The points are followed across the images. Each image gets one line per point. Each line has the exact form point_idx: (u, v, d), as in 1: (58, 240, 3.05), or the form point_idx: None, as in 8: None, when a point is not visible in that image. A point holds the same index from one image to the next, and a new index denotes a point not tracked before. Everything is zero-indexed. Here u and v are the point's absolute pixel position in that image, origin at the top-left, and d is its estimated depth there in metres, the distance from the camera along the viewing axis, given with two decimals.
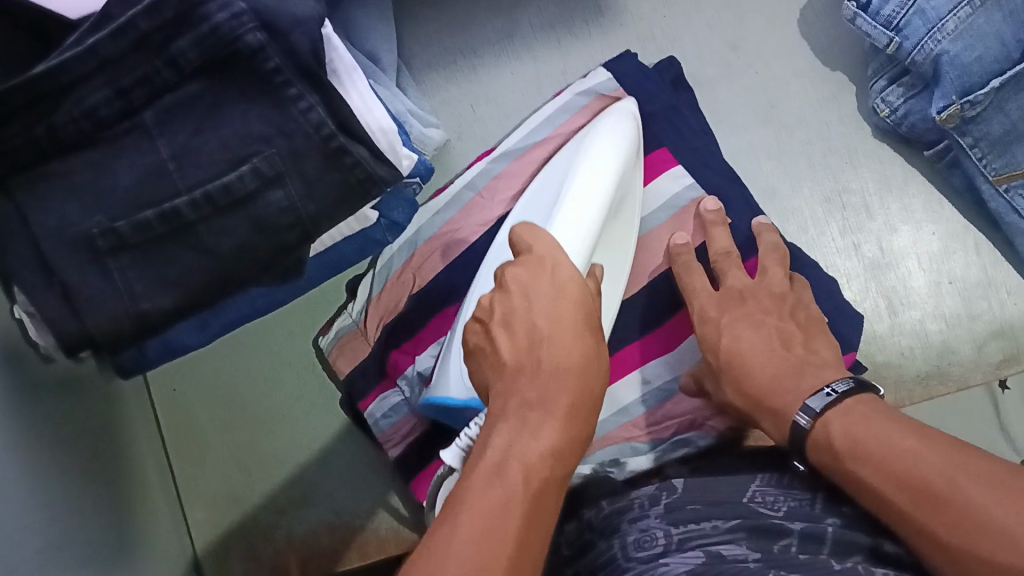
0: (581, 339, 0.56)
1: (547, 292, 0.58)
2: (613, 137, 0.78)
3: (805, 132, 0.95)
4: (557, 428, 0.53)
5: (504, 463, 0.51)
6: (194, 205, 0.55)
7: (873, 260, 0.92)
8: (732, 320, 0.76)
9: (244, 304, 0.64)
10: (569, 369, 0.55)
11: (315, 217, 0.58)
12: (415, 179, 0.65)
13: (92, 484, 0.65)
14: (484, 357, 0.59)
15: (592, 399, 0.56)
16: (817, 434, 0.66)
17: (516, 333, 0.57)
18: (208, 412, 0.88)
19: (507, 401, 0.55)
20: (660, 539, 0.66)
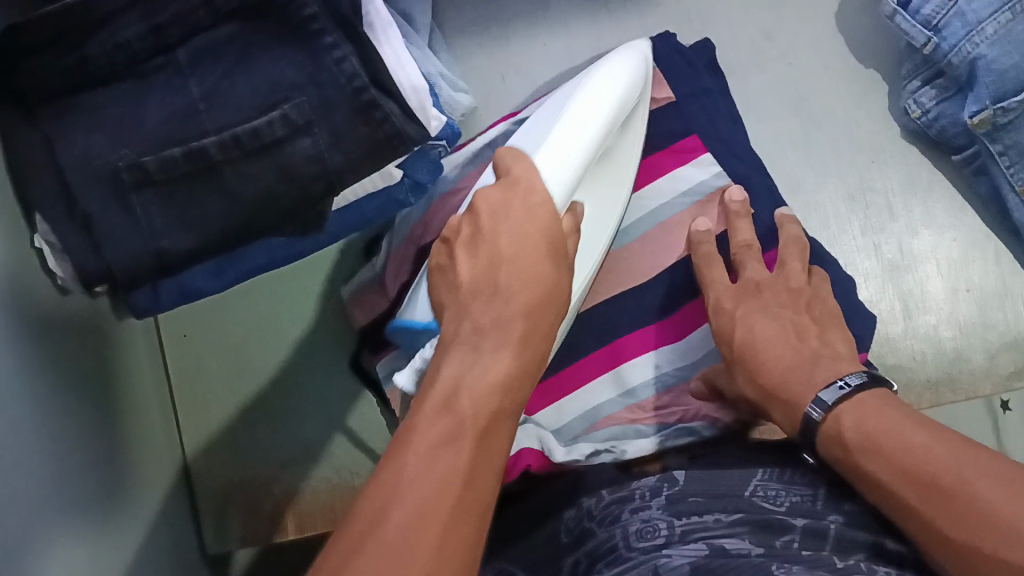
0: (541, 264, 0.54)
1: (515, 217, 0.56)
2: (624, 66, 0.69)
3: (837, 128, 0.88)
4: (510, 350, 0.50)
5: (454, 396, 0.47)
6: (222, 146, 0.55)
7: (893, 262, 0.86)
8: (748, 312, 0.69)
9: (261, 253, 0.63)
10: (529, 289, 0.53)
11: (340, 169, 0.58)
12: (442, 141, 0.64)
13: (100, 420, 0.65)
14: (443, 277, 0.57)
15: (545, 326, 0.54)
16: (828, 429, 0.59)
17: (477, 255, 0.55)
18: (216, 362, 0.85)
19: (459, 328, 0.52)
20: (661, 530, 0.59)
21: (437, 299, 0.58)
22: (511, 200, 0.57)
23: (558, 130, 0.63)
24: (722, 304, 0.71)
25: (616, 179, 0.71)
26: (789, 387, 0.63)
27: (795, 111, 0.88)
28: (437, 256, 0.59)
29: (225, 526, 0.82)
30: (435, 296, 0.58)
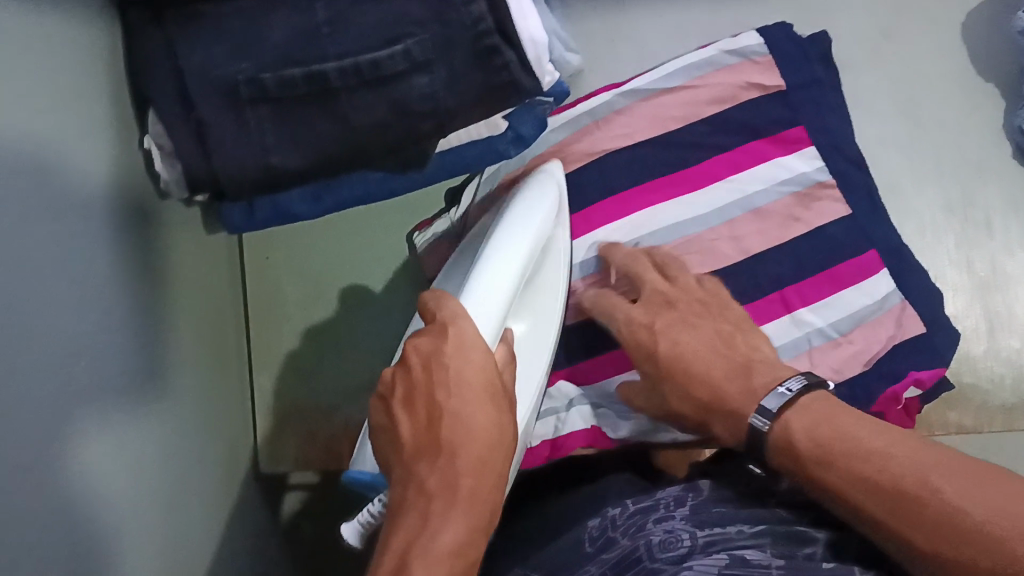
0: (484, 407, 0.47)
1: (453, 362, 0.48)
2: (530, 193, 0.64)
3: (944, 138, 0.84)
4: (461, 518, 0.44)
5: (404, 569, 0.41)
6: (342, 73, 0.55)
7: (985, 278, 0.81)
8: (665, 327, 0.61)
9: (358, 183, 0.64)
10: (471, 444, 0.45)
11: (451, 111, 0.58)
12: (550, 98, 0.65)
13: (192, 321, 0.66)
14: (384, 433, 0.50)
15: (496, 480, 0.46)
16: (783, 445, 0.52)
17: (418, 412, 0.48)
18: (293, 287, 0.83)
19: (406, 488, 0.46)
20: (685, 540, 0.53)
21: (381, 456, 0.50)
22: (444, 340, 0.49)
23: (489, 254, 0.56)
24: (630, 316, 0.63)
25: (555, 300, 0.64)
26: (717, 402, 0.57)
27: (902, 115, 0.85)
28: (374, 409, 0.51)
29: (280, 448, 0.80)
30: (377, 450, 0.51)
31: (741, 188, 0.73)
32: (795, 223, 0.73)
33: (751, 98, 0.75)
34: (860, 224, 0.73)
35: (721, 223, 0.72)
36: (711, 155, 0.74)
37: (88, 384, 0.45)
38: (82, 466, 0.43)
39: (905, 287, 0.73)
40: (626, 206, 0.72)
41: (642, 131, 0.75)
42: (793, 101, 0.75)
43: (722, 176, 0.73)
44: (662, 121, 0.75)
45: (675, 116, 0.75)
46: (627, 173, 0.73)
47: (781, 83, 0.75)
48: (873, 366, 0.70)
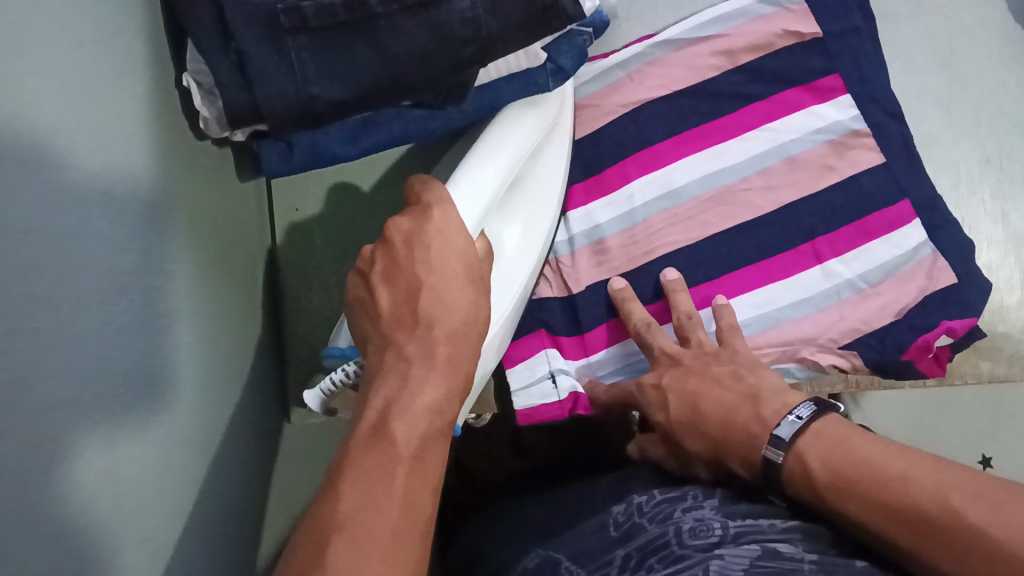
0: (463, 286, 0.49)
1: (434, 243, 0.50)
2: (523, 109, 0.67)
3: (983, 91, 0.83)
4: (438, 379, 0.45)
5: (386, 421, 0.43)
6: (385, 1, 0.55)
7: (1019, 231, 0.81)
8: (678, 378, 0.65)
9: (395, 123, 0.65)
10: (449, 315, 0.47)
11: (493, 37, 0.58)
12: (589, 29, 0.66)
13: (223, 265, 0.65)
14: (364, 308, 0.51)
15: (473, 350, 0.48)
16: (792, 484, 0.53)
17: (398, 285, 0.49)
18: (321, 239, 0.78)
19: (388, 355, 0.47)
20: (716, 529, 0.50)
21: (362, 336, 0.51)
22: (432, 219, 0.51)
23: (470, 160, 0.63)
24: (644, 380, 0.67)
25: (531, 222, 0.69)
26: (726, 445, 0.58)
27: (941, 69, 0.84)
28: (355, 288, 0.52)
29: (307, 401, 0.78)
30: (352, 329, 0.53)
31: (775, 137, 0.73)
32: (829, 172, 0.73)
33: (784, 47, 0.75)
34: (895, 174, 0.73)
35: (753, 173, 0.73)
36: (744, 106, 0.74)
37: (127, 312, 0.45)
38: (118, 382, 0.43)
39: (939, 240, 0.72)
40: (660, 160, 0.74)
41: (677, 82, 0.75)
42: (831, 50, 0.74)
43: (756, 125, 0.74)
44: (699, 70, 0.75)
45: (711, 65, 0.75)
46: (665, 123, 0.75)
47: (819, 31, 0.74)
48: (903, 317, 0.70)
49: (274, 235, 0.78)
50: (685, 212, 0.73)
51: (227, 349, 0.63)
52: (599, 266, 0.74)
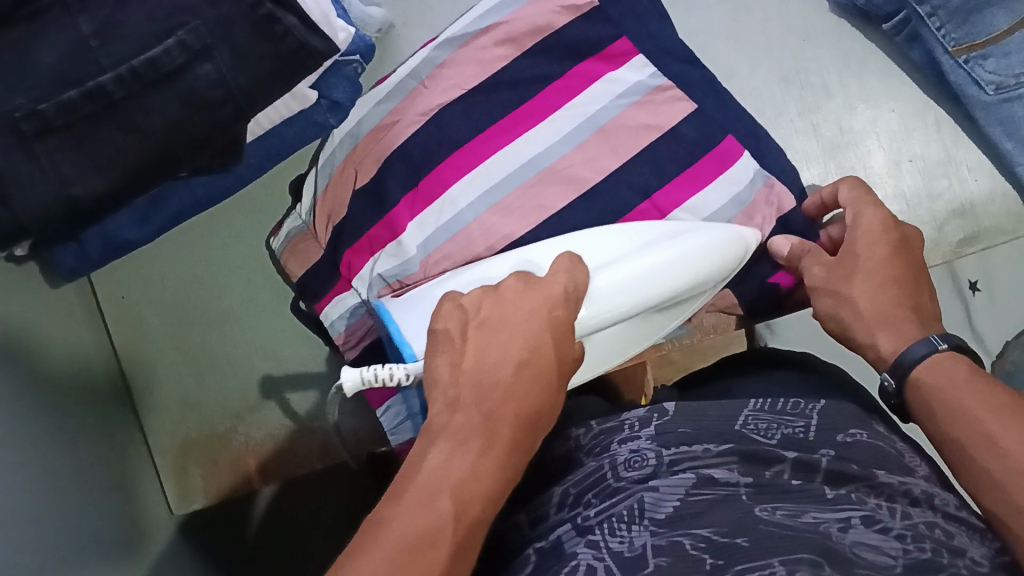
0: (546, 383, 0.47)
1: (527, 319, 0.50)
2: (706, 236, 0.62)
3: (769, 10, 0.73)
4: (495, 463, 0.43)
5: (435, 492, 0.40)
6: (120, 82, 0.52)
7: (833, 141, 0.72)
8: (906, 256, 0.56)
9: (185, 194, 0.64)
10: (527, 397, 0.46)
11: (247, 92, 0.56)
12: (356, 56, 0.62)
13: (59, 384, 0.62)
14: (448, 349, 0.49)
15: (529, 450, 0.46)
16: (926, 370, 0.50)
17: (489, 348, 0.48)
18: (158, 317, 0.76)
19: (451, 415, 0.45)
20: (651, 459, 0.50)
21: (429, 376, 0.49)
22: (549, 305, 0.52)
23: (627, 265, 0.59)
24: (870, 217, 0.57)
25: (645, 336, 0.65)
26: (887, 312, 0.54)
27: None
28: (444, 322, 0.51)
29: (187, 479, 0.75)
30: (425, 366, 0.50)
31: (582, 112, 0.69)
32: (645, 130, 0.69)
33: (566, 23, 0.69)
34: (711, 117, 0.68)
35: (571, 150, 0.68)
36: (545, 86, 0.69)
37: None
38: None
39: None
40: (475, 159, 0.69)
41: (472, 80, 0.70)
42: (612, 14, 0.69)
43: (560, 105, 0.69)
44: (488, 63, 0.69)
45: (499, 55, 0.69)
46: (465, 120, 0.69)
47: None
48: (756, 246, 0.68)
49: (110, 328, 0.75)
50: (512, 202, 0.68)
51: (83, 461, 0.61)
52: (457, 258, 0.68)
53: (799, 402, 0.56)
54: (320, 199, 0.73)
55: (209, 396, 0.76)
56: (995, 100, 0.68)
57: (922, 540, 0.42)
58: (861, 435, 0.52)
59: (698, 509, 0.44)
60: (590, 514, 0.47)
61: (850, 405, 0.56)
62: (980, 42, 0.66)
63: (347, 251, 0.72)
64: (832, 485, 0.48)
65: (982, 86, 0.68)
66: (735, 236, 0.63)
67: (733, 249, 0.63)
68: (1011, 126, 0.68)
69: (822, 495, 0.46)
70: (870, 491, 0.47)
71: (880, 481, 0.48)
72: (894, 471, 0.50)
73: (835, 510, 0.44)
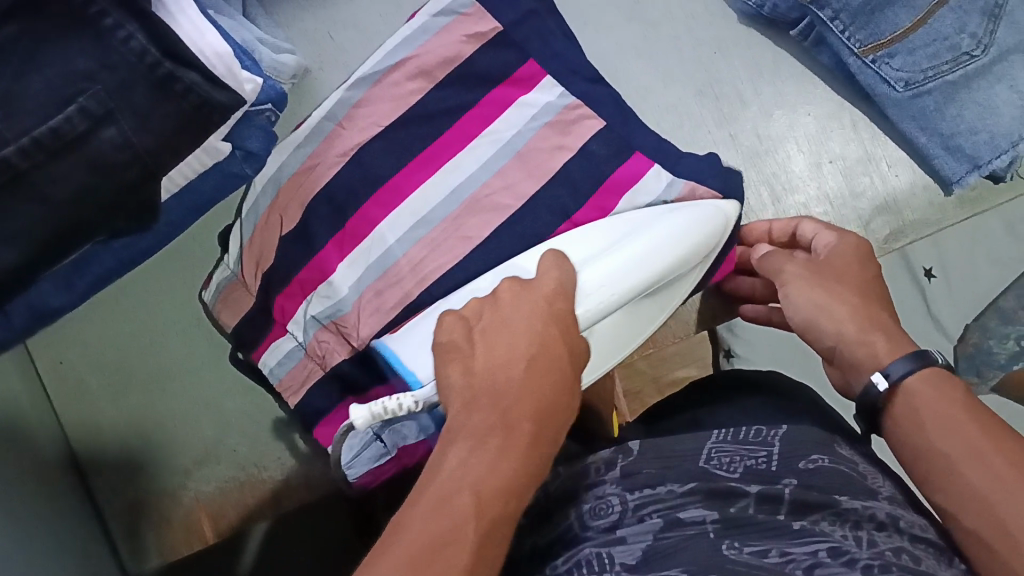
0: (555, 375, 0.49)
1: (525, 315, 0.51)
2: (688, 213, 0.60)
3: (676, 28, 0.76)
4: (514, 466, 0.43)
5: (453, 492, 0.41)
6: (24, 153, 0.51)
7: (752, 149, 0.75)
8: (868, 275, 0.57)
9: (108, 257, 0.64)
10: (535, 398, 0.47)
11: (153, 152, 0.56)
12: (267, 105, 0.63)
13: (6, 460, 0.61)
14: (456, 358, 0.50)
15: (550, 444, 0.47)
16: (915, 382, 0.51)
17: (496, 350, 0.49)
18: (98, 380, 0.76)
19: (469, 416, 0.46)
20: (616, 506, 0.50)
21: (443, 385, 0.49)
22: (550, 299, 0.53)
23: (615, 255, 0.57)
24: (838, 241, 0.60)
25: (645, 323, 0.61)
26: (874, 319, 0.54)
27: (628, 18, 0.76)
28: (448, 333, 0.52)
29: (141, 541, 0.75)
30: (438, 382, 0.50)
31: (499, 138, 0.69)
32: (560, 152, 0.69)
33: (473, 52, 0.70)
34: (623, 137, 0.69)
35: (490, 176, 0.69)
36: (460, 116, 0.70)
37: None
38: None
39: None
40: (397, 195, 0.69)
41: (386, 117, 0.70)
42: (517, 38, 0.70)
43: (476, 133, 0.70)
44: (402, 99, 0.70)
45: (412, 90, 0.70)
46: (388, 158, 0.70)
47: (497, 25, 0.70)
48: None
49: (49, 396, 0.75)
50: (437, 236, 0.68)
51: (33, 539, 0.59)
52: (393, 291, 0.68)
53: (762, 429, 0.54)
54: (246, 247, 0.73)
55: (160, 453, 0.76)
56: (905, 96, 0.70)
57: (889, 568, 0.40)
58: (824, 461, 0.50)
59: (668, 550, 0.44)
60: (561, 564, 0.48)
61: (814, 431, 0.53)
62: (885, 41, 0.69)
63: (279, 296, 0.72)
64: (798, 516, 0.46)
65: (891, 83, 0.70)
66: (715, 209, 0.62)
67: (715, 225, 0.61)
68: (924, 120, 0.70)
69: (788, 530, 0.44)
70: (836, 519, 0.45)
71: (845, 508, 0.46)
72: (857, 496, 0.48)
73: (803, 544, 0.43)
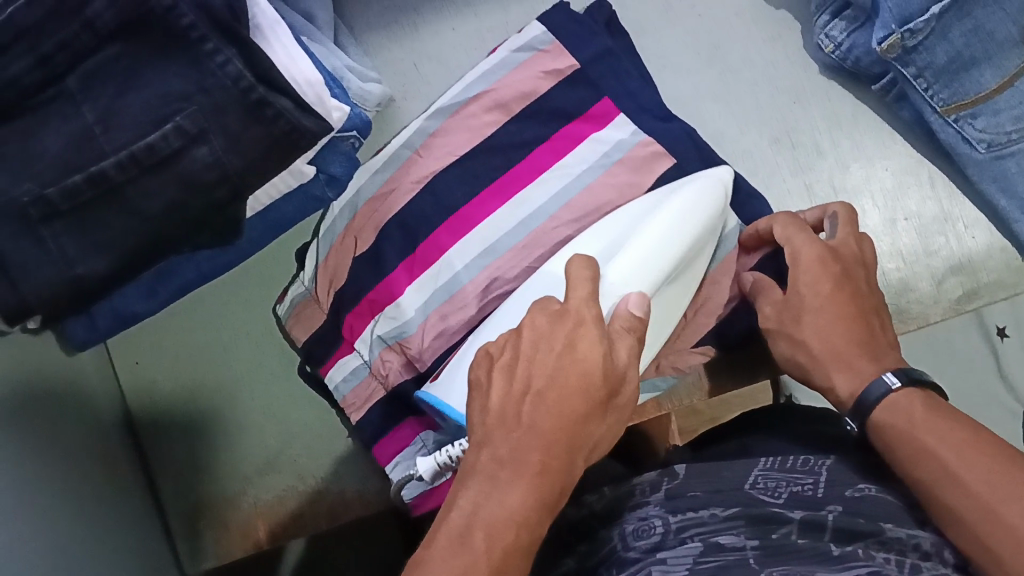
0: (578, 400, 0.46)
1: (550, 343, 0.48)
2: (685, 199, 0.63)
3: (756, 75, 0.77)
4: (527, 491, 0.43)
5: (465, 532, 0.42)
6: (120, 167, 0.54)
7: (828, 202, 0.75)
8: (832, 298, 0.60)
9: (189, 268, 0.66)
10: (553, 421, 0.45)
11: (242, 173, 0.57)
12: (353, 133, 0.64)
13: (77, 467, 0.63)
14: (478, 393, 0.49)
15: (573, 458, 0.46)
16: (882, 408, 0.53)
17: (513, 379, 0.47)
18: (169, 383, 0.79)
19: (481, 453, 0.46)
20: (658, 527, 0.50)
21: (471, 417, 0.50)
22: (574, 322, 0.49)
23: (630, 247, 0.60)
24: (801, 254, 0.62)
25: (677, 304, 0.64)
26: (842, 355, 0.58)
27: (707, 63, 0.78)
28: (474, 370, 0.50)
29: (198, 543, 0.77)
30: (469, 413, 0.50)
31: (569, 172, 0.70)
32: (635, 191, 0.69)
33: (549, 88, 0.72)
34: None
35: (558, 209, 0.69)
36: (535, 148, 0.71)
37: None
38: None
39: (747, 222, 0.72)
40: (468, 223, 0.70)
41: (462, 148, 0.72)
42: (592, 76, 0.72)
43: (550, 165, 0.71)
44: (478, 130, 0.72)
45: (488, 121, 0.72)
46: (462, 187, 0.71)
47: (575, 61, 0.72)
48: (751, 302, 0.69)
49: (125, 395, 0.78)
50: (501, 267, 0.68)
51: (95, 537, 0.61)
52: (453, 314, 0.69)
53: (809, 458, 0.54)
54: (321, 266, 0.75)
55: (223, 458, 0.78)
56: (987, 157, 0.69)
57: None
58: (869, 490, 0.51)
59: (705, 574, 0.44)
60: None
61: (853, 466, 0.53)
62: (970, 101, 0.69)
63: (349, 314, 0.74)
64: (842, 541, 0.46)
65: (973, 144, 0.69)
66: (712, 183, 0.64)
67: (717, 202, 0.64)
68: (1005, 183, 0.69)
69: (828, 553, 0.44)
70: (880, 546, 0.45)
71: (889, 536, 0.46)
72: (900, 524, 0.48)
73: (841, 568, 0.42)
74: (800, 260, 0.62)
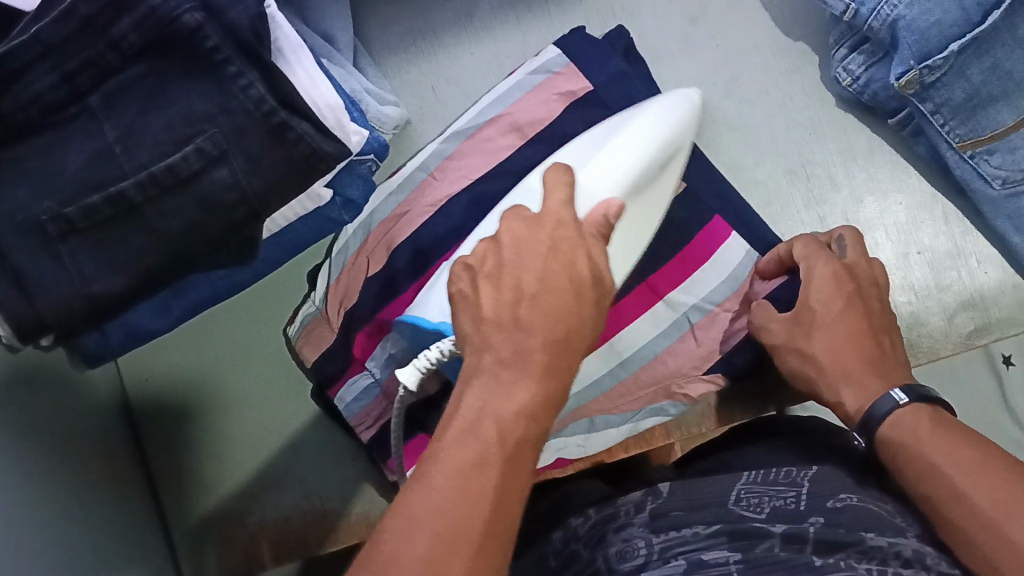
0: (576, 302, 0.43)
1: (539, 247, 0.45)
2: (649, 118, 0.64)
3: (773, 107, 0.78)
4: (535, 388, 0.40)
5: (477, 422, 0.38)
6: (140, 187, 0.54)
7: None
8: (849, 314, 0.60)
9: (203, 285, 0.66)
10: (552, 320, 0.41)
11: (261, 196, 0.57)
12: (370, 156, 0.65)
13: (82, 487, 0.62)
14: (466, 307, 0.44)
15: (575, 351, 0.42)
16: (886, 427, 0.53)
17: (503, 287, 0.43)
18: (176, 397, 0.79)
19: (481, 356, 0.41)
20: (642, 549, 0.49)
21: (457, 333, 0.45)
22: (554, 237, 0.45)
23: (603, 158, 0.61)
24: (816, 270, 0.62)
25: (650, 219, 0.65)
26: (851, 371, 0.58)
27: (725, 93, 0.78)
28: (456, 284, 0.46)
29: (201, 558, 0.77)
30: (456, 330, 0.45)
31: None
32: None
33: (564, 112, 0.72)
34: None
35: None
36: None
37: None
38: None
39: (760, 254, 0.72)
40: None
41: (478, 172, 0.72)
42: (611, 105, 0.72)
43: None
44: (493, 153, 0.72)
45: (503, 145, 0.72)
46: (477, 212, 0.71)
47: (588, 84, 0.73)
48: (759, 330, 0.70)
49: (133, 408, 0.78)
50: None
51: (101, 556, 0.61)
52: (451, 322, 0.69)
53: (791, 471, 0.55)
54: (332, 286, 0.74)
55: (230, 475, 0.78)
56: (1002, 194, 0.71)
57: None
58: (851, 499, 0.50)
59: None
60: None
61: (841, 472, 0.54)
62: (985, 138, 0.70)
63: (360, 333, 0.73)
64: (822, 554, 0.45)
65: (988, 180, 0.71)
66: (667, 104, 0.65)
67: (680, 121, 0.65)
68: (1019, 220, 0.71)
69: (809, 564, 0.44)
70: (860, 556, 0.44)
71: (870, 545, 0.45)
72: (883, 532, 0.47)
73: None
74: (815, 276, 0.62)
